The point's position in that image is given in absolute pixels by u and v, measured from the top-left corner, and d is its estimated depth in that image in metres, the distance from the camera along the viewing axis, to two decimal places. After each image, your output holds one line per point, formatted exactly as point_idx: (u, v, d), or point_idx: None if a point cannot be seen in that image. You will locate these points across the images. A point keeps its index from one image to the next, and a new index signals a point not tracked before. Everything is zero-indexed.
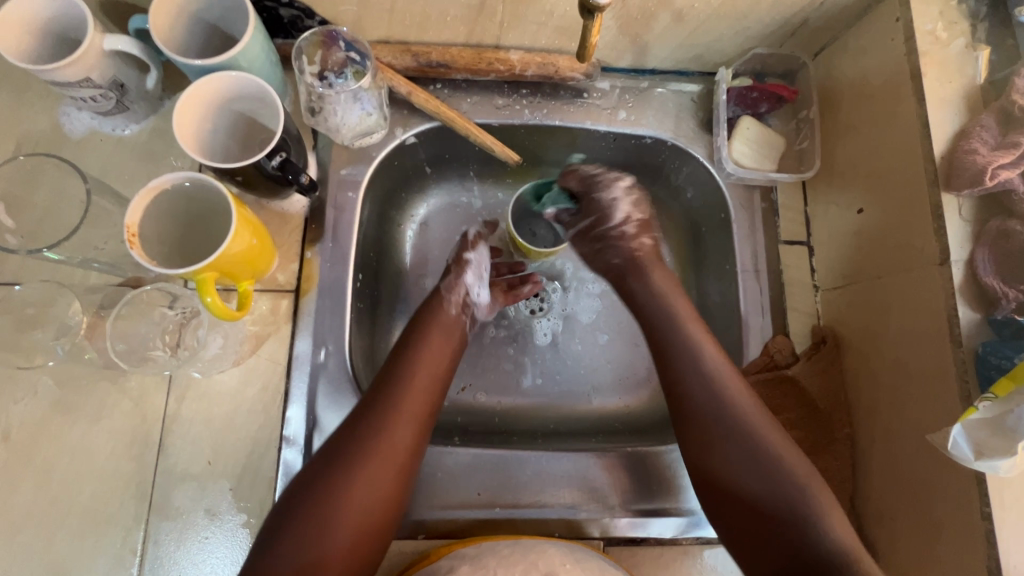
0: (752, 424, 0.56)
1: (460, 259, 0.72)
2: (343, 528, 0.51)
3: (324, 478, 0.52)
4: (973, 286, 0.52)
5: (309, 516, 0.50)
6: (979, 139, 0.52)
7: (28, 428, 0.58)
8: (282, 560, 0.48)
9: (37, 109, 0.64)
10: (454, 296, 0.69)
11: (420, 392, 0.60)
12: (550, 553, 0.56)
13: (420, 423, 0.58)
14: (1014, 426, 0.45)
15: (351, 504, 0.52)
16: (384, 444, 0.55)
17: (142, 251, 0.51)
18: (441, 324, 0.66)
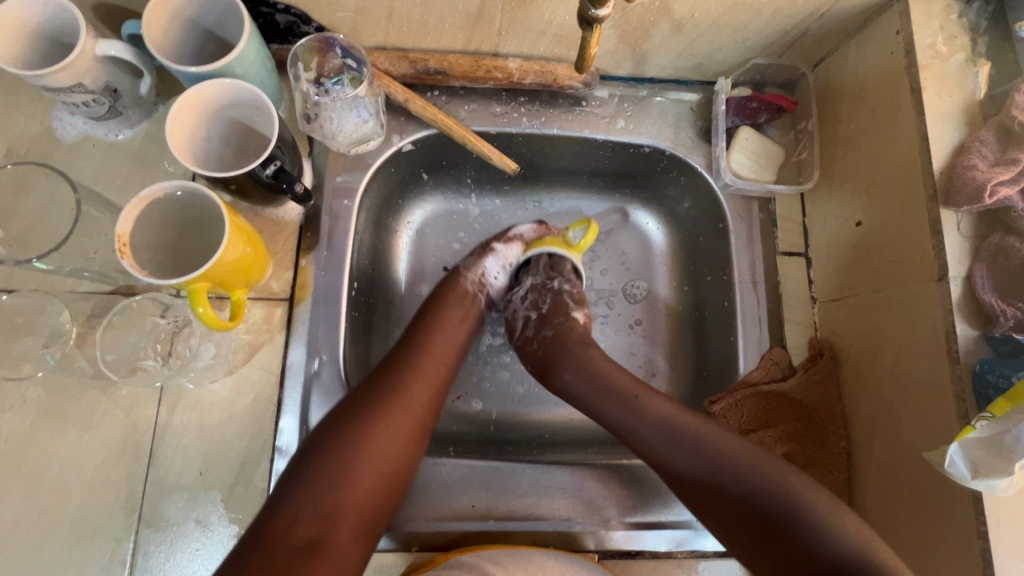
0: (715, 443, 0.55)
1: (488, 246, 0.73)
2: (359, 483, 0.53)
3: (343, 431, 0.55)
4: (971, 302, 0.51)
5: (328, 467, 0.52)
6: (979, 154, 0.52)
7: (16, 438, 0.57)
8: (299, 509, 0.50)
9: (28, 113, 0.63)
10: (471, 275, 0.71)
11: (437, 364, 0.63)
12: (550, 563, 0.57)
13: (437, 389, 0.61)
14: (1013, 445, 0.44)
15: (368, 458, 0.54)
16: (403, 401, 0.58)
17: (134, 261, 0.50)
18: (460, 294, 0.69)
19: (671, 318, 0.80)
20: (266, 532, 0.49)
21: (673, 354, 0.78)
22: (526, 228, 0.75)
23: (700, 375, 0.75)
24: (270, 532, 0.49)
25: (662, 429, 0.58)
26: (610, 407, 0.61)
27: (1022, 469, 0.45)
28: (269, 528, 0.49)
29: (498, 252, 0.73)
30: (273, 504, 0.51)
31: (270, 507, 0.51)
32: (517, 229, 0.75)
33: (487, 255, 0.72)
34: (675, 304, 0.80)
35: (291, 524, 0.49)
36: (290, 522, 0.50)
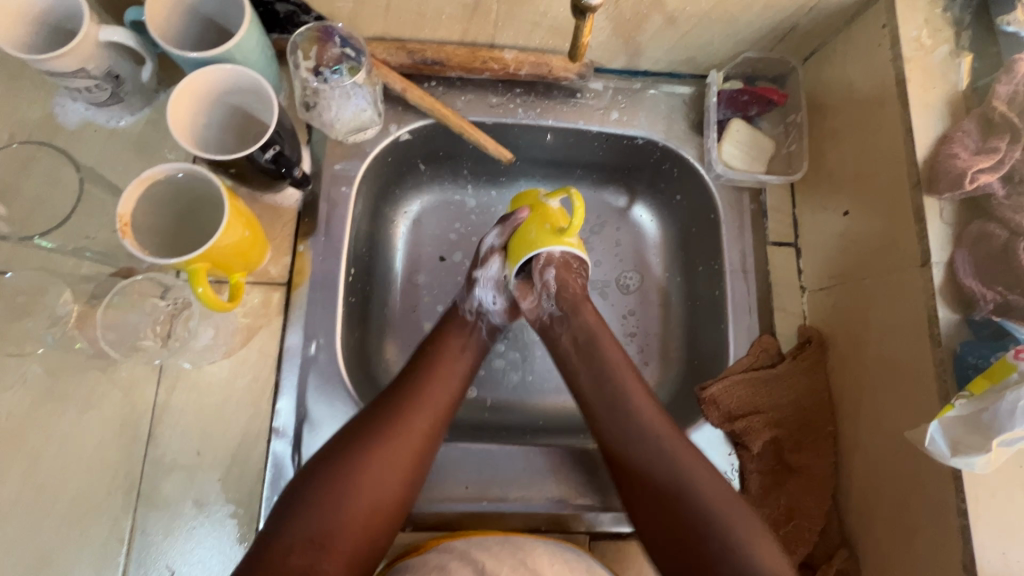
0: (654, 431, 0.57)
1: (470, 278, 0.69)
2: (354, 512, 0.52)
3: (343, 457, 0.53)
4: (953, 287, 0.53)
5: (324, 495, 0.51)
6: (961, 143, 0.53)
7: (16, 417, 0.58)
8: (292, 539, 0.49)
9: (31, 99, 0.64)
10: (466, 307, 0.68)
11: (441, 393, 0.60)
12: (538, 552, 0.56)
13: (439, 418, 0.59)
14: (990, 422, 0.45)
15: (366, 487, 0.53)
16: (403, 429, 0.56)
17: (135, 241, 0.51)
18: (464, 320, 0.67)
19: (663, 308, 0.81)
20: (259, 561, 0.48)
21: (665, 344, 0.80)
22: (494, 237, 0.68)
23: (691, 364, 0.76)
24: (263, 560, 0.48)
25: (637, 444, 0.57)
26: (600, 415, 0.60)
27: (1000, 447, 0.46)
28: (263, 556, 0.48)
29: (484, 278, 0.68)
30: (269, 532, 0.50)
31: (266, 536, 0.50)
32: (488, 242, 0.69)
33: (475, 285, 0.69)
34: (668, 294, 0.81)
35: (284, 554, 0.48)
36: (284, 550, 0.48)
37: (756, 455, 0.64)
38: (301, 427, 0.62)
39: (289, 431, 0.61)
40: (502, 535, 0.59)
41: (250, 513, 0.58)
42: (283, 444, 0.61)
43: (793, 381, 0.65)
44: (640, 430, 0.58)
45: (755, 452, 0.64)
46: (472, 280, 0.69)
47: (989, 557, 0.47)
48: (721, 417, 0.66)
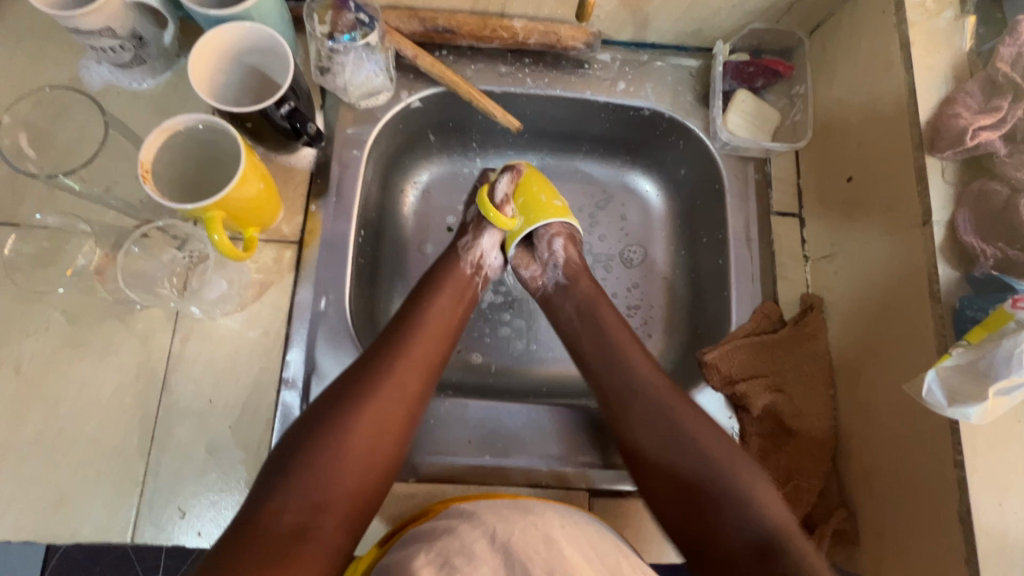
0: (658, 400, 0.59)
1: (482, 222, 0.71)
2: (345, 471, 0.51)
3: (332, 418, 0.53)
4: (953, 245, 0.53)
5: (316, 456, 0.51)
6: (963, 104, 0.54)
7: (38, 361, 0.60)
8: (286, 499, 0.48)
9: (59, 61, 0.67)
10: (471, 256, 0.69)
11: (428, 352, 0.60)
12: (550, 515, 0.54)
13: (427, 375, 0.59)
14: (986, 370, 0.46)
15: (356, 447, 0.52)
16: (392, 388, 0.56)
17: (154, 187, 0.54)
18: (457, 280, 0.67)
19: (668, 280, 0.82)
20: (250, 526, 0.47)
21: (669, 315, 0.80)
22: (503, 184, 0.70)
23: (695, 334, 0.77)
24: (255, 525, 0.47)
25: (645, 404, 0.59)
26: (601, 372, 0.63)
27: (995, 398, 0.47)
28: (254, 520, 0.47)
29: (495, 228, 0.70)
30: (260, 496, 0.49)
31: (254, 499, 0.49)
32: (496, 189, 0.70)
33: (482, 233, 0.70)
34: (672, 267, 0.82)
35: (277, 514, 0.48)
36: (277, 512, 0.48)
37: (756, 418, 0.65)
38: (310, 379, 0.63)
39: (299, 382, 0.63)
40: (513, 499, 0.57)
41: (259, 459, 0.60)
42: (293, 393, 0.62)
43: (794, 345, 0.66)
44: (653, 398, 0.59)
45: (755, 415, 0.64)
46: (480, 225, 0.71)
47: (983, 508, 0.47)
48: (721, 380, 0.66)
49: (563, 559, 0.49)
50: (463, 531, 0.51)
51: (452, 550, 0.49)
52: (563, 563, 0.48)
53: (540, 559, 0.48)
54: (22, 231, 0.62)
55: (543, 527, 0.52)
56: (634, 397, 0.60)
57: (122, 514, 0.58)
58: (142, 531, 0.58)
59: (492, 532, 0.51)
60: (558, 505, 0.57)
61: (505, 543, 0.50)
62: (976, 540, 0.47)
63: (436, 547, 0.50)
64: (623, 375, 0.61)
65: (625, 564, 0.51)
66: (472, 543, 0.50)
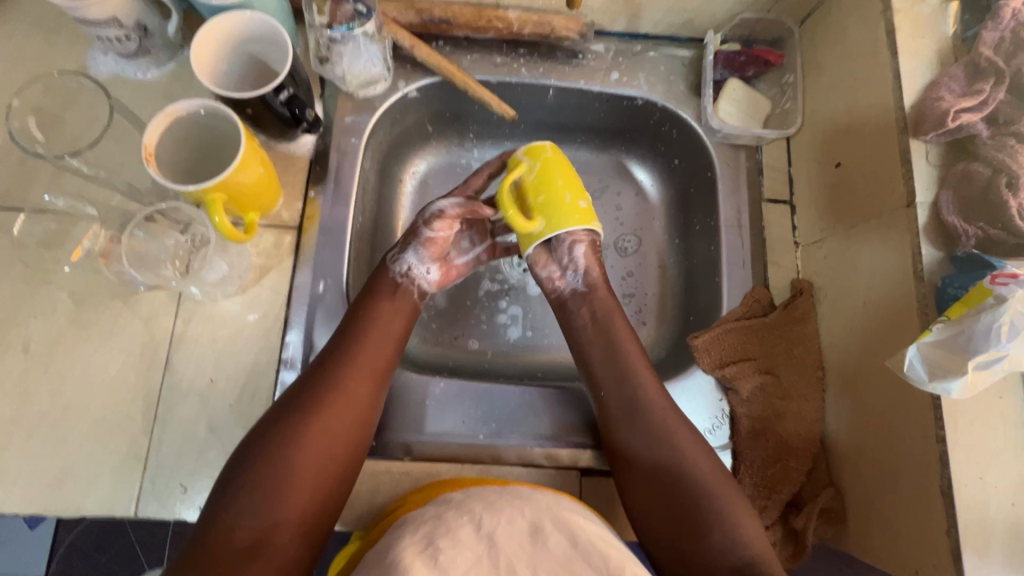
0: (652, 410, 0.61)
1: (411, 237, 0.69)
2: (292, 486, 0.52)
3: (275, 435, 0.54)
4: (937, 226, 0.54)
5: (262, 472, 0.52)
6: (946, 88, 0.55)
7: (45, 340, 0.62)
8: (236, 517, 0.50)
9: (66, 52, 0.69)
10: (399, 270, 0.68)
11: (370, 361, 0.60)
12: (536, 501, 0.55)
13: (373, 385, 0.60)
14: (965, 345, 0.48)
15: (303, 461, 0.53)
16: (335, 402, 0.57)
17: (158, 170, 0.55)
18: (396, 292, 0.66)
19: (661, 267, 0.83)
20: (202, 545, 0.48)
21: (662, 301, 0.81)
22: (447, 204, 0.70)
23: (687, 320, 0.78)
24: (206, 544, 0.48)
25: (643, 427, 0.60)
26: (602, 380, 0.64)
27: (975, 372, 0.48)
28: (206, 538, 0.49)
29: (425, 243, 0.69)
30: (211, 511, 0.50)
31: (207, 515, 0.50)
32: (438, 205, 0.70)
33: (408, 250, 0.69)
34: (665, 255, 0.83)
35: (229, 532, 0.49)
36: (228, 529, 0.49)
37: (745, 400, 0.66)
38: (309, 359, 0.65)
39: (298, 362, 0.65)
40: (500, 486, 0.58)
41: None
42: (292, 373, 0.64)
43: (782, 329, 0.67)
44: (653, 421, 0.60)
45: (744, 397, 0.66)
46: (408, 240, 0.69)
47: (964, 481, 0.48)
48: (712, 363, 0.67)
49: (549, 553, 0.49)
50: (449, 518, 0.52)
51: (437, 532, 0.50)
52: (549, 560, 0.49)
53: (525, 554, 0.49)
54: (29, 214, 0.64)
55: (530, 518, 0.52)
56: (635, 413, 0.61)
57: (125, 489, 0.60)
58: (143, 506, 0.59)
59: (477, 520, 0.51)
60: (543, 492, 0.58)
61: (490, 532, 0.50)
62: (957, 514, 0.48)
63: (422, 531, 0.51)
64: (629, 404, 0.62)
65: (611, 552, 0.52)
66: (458, 527, 0.51)
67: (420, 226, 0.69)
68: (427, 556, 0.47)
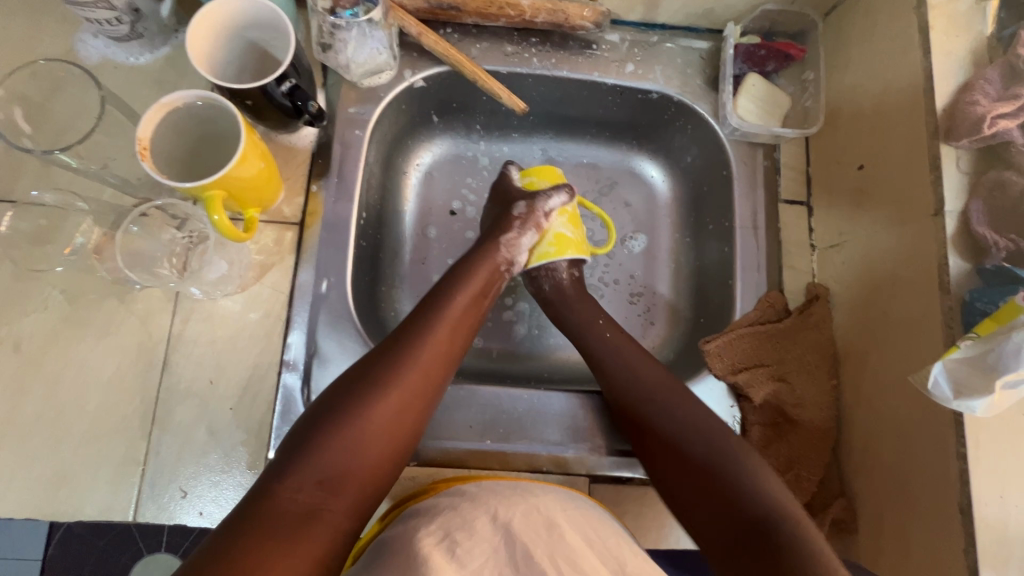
0: (641, 373, 0.61)
1: (529, 220, 0.67)
2: (362, 454, 0.50)
3: (352, 400, 0.52)
4: (966, 237, 0.52)
5: (335, 434, 0.49)
6: (982, 91, 0.53)
7: (38, 339, 0.60)
8: (304, 477, 0.47)
9: (54, 34, 0.65)
10: (508, 253, 0.66)
11: (451, 336, 0.59)
12: (549, 501, 0.53)
13: (449, 366, 0.58)
14: (996, 363, 0.47)
15: (373, 430, 0.51)
16: (414, 376, 0.54)
17: (153, 165, 0.53)
18: (486, 271, 0.64)
19: (672, 267, 0.80)
20: (267, 501, 0.45)
21: (673, 302, 0.79)
22: (559, 199, 0.68)
23: (698, 322, 0.76)
24: (272, 497, 0.46)
25: (648, 399, 0.59)
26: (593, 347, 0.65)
27: (1003, 390, 0.47)
28: (272, 494, 0.46)
29: (536, 229, 0.68)
30: (279, 469, 0.48)
31: (274, 472, 0.48)
32: (552, 200, 0.68)
33: (525, 231, 0.67)
34: (676, 254, 0.81)
35: (295, 493, 0.46)
36: (295, 490, 0.46)
37: (757, 406, 0.64)
38: (311, 361, 0.62)
39: (300, 364, 0.62)
40: (511, 481, 0.56)
41: (260, 440, 0.60)
42: (294, 376, 0.62)
43: (798, 335, 0.66)
44: (652, 394, 0.60)
45: (756, 404, 0.64)
46: (526, 223, 0.67)
47: (985, 500, 0.47)
48: (724, 368, 0.65)
49: (566, 545, 0.48)
50: (464, 509, 0.51)
51: (453, 524, 0.49)
52: (567, 549, 0.48)
53: (540, 544, 0.48)
54: (18, 207, 0.62)
55: (544, 511, 0.51)
56: (636, 395, 0.60)
57: (124, 493, 0.58)
58: (143, 510, 0.58)
59: (493, 510, 0.51)
60: (552, 487, 0.56)
61: (506, 523, 0.49)
62: (975, 532, 0.47)
63: (438, 521, 0.50)
64: (621, 367, 0.63)
65: (629, 553, 0.50)
66: (472, 518, 0.50)
67: (539, 209, 0.68)
68: (445, 547, 0.47)
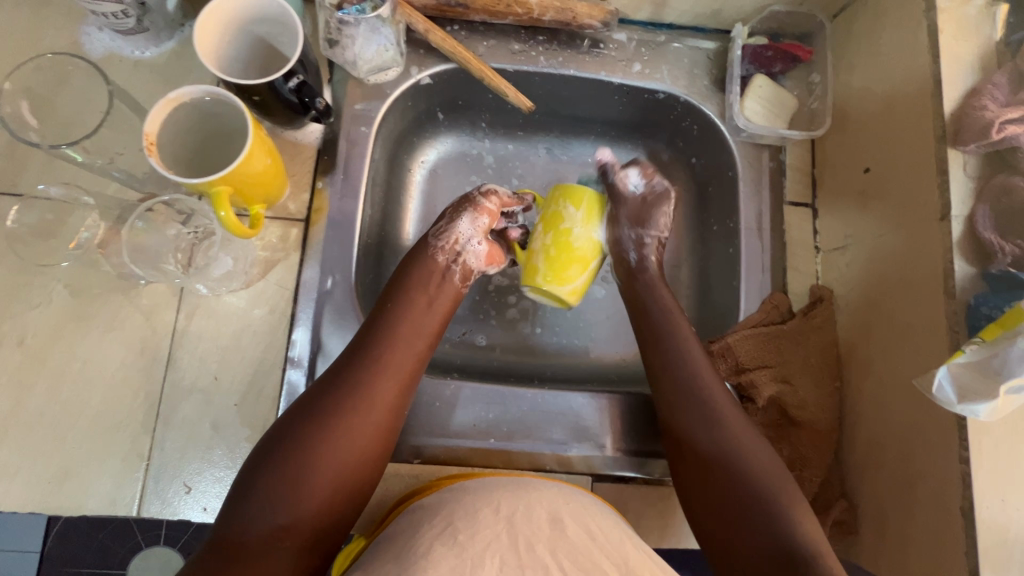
0: (698, 381, 0.59)
1: (460, 206, 0.66)
2: (313, 486, 0.49)
3: (301, 433, 0.50)
4: (972, 241, 0.53)
5: (284, 470, 0.48)
6: (990, 96, 0.53)
7: (42, 334, 0.60)
8: (253, 517, 0.46)
9: (59, 27, 0.65)
10: (444, 243, 0.65)
11: (403, 357, 0.57)
12: (551, 496, 0.53)
13: (402, 385, 0.56)
14: (999, 368, 0.47)
15: (323, 464, 0.49)
16: (361, 402, 0.53)
17: (160, 160, 0.53)
18: (428, 272, 0.64)
19: (677, 267, 0.80)
20: (221, 543, 0.45)
21: (677, 302, 0.79)
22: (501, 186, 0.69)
23: (701, 322, 0.76)
24: (226, 537, 0.46)
25: (694, 409, 0.57)
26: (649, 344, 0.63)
27: (1006, 394, 0.47)
28: (227, 535, 0.46)
29: (480, 214, 0.66)
30: (234, 505, 0.47)
31: (230, 511, 0.47)
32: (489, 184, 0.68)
33: (458, 217, 0.66)
34: (680, 254, 0.81)
35: (246, 531, 0.46)
36: (244, 529, 0.46)
37: (760, 407, 0.65)
38: (316, 358, 0.62)
39: (304, 361, 0.62)
40: (514, 478, 0.56)
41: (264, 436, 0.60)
42: (298, 372, 0.62)
43: (802, 337, 0.66)
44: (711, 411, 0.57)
45: (760, 405, 0.65)
46: (460, 209, 0.66)
47: (987, 503, 0.48)
48: (728, 369, 0.66)
49: (570, 543, 0.48)
50: (467, 501, 0.51)
51: (455, 515, 0.49)
52: (570, 546, 0.48)
53: (544, 538, 0.48)
54: (22, 201, 0.61)
55: (546, 506, 0.51)
56: (692, 403, 0.58)
57: (128, 488, 0.58)
58: (147, 505, 0.58)
59: (495, 504, 0.50)
60: (555, 484, 0.56)
61: (509, 515, 0.49)
62: (977, 535, 0.47)
63: (441, 513, 0.50)
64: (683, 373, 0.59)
65: (628, 545, 0.51)
66: (475, 510, 0.50)
67: (476, 196, 0.67)
68: (446, 538, 0.47)
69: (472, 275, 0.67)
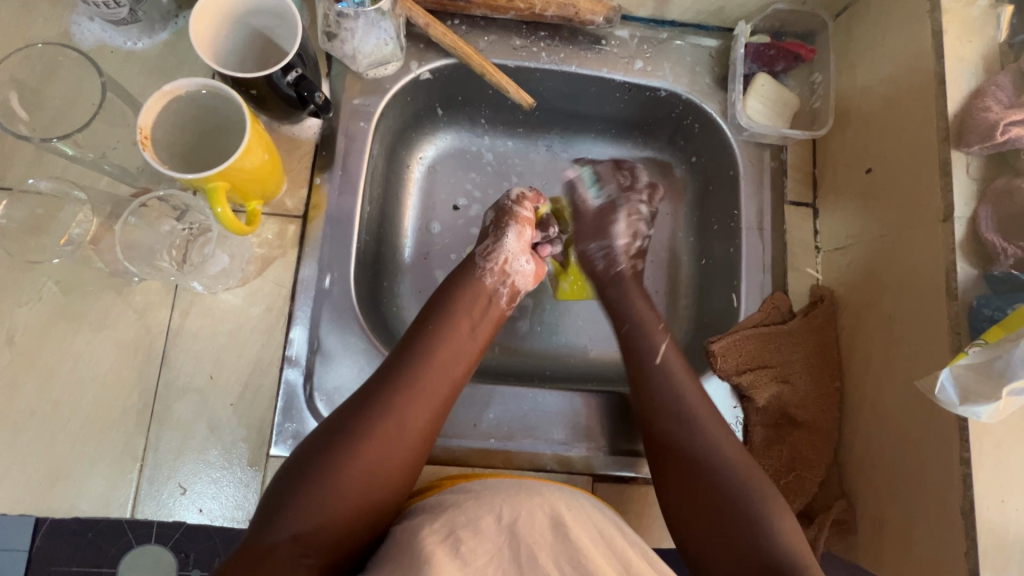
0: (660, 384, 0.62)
1: (503, 224, 0.68)
2: (341, 505, 0.48)
3: (333, 447, 0.50)
4: (974, 242, 0.53)
5: (314, 486, 0.48)
6: (994, 97, 0.53)
7: (31, 332, 0.58)
8: (280, 530, 0.46)
9: (48, 16, 0.63)
10: (490, 263, 0.66)
11: (440, 378, 0.56)
12: (553, 497, 0.53)
13: (439, 407, 0.55)
14: (1002, 370, 0.47)
15: (352, 481, 0.49)
16: (397, 421, 0.52)
17: (154, 154, 0.52)
18: (473, 294, 0.64)
19: (676, 267, 0.80)
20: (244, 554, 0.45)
21: (677, 301, 0.79)
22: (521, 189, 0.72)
23: (701, 322, 0.76)
24: (251, 548, 0.45)
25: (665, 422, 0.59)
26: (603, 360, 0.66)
27: (1009, 396, 0.47)
28: (252, 546, 0.45)
29: (518, 225, 0.68)
30: (263, 518, 0.47)
31: (258, 522, 0.47)
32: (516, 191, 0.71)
33: (503, 234, 0.67)
34: (679, 253, 0.80)
35: (272, 546, 0.45)
36: (271, 542, 0.45)
37: (761, 407, 0.65)
38: (313, 357, 0.61)
39: (302, 360, 0.61)
40: (516, 478, 0.56)
41: (262, 436, 0.59)
42: (295, 372, 0.61)
43: (804, 337, 0.66)
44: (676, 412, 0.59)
45: (760, 405, 0.65)
46: (501, 224, 0.68)
47: (987, 504, 0.48)
48: (729, 369, 0.65)
49: (570, 545, 0.48)
50: (470, 507, 0.50)
51: (457, 522, 0.49)
52: (571, 548, 0.47)
53: (546, 544, 0.48)
54: (11, 196, 0.60)
55: (549, 509, 0.51)
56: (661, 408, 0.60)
57: (121, 489, 0.57)
58: (141, 506, 0.57)
59: (498, 510, 0.50)
60: (558, 485, 0.56)
61: (511, 523, 0.49)
62: (976, 535, 0.48)
63: (440, 520, 0.49)
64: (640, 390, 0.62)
65: (630, 549, 0.50)
66: (477, 518, 0.49)
67: (509, 206, 0.69)
68: (448, 543, 0.46)
69: (519, 295, 0.68)
